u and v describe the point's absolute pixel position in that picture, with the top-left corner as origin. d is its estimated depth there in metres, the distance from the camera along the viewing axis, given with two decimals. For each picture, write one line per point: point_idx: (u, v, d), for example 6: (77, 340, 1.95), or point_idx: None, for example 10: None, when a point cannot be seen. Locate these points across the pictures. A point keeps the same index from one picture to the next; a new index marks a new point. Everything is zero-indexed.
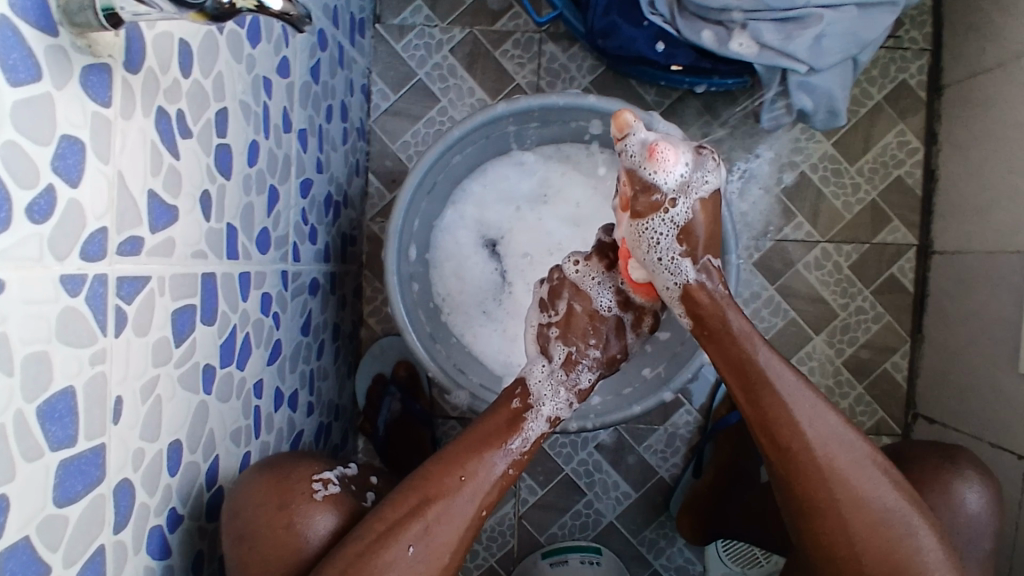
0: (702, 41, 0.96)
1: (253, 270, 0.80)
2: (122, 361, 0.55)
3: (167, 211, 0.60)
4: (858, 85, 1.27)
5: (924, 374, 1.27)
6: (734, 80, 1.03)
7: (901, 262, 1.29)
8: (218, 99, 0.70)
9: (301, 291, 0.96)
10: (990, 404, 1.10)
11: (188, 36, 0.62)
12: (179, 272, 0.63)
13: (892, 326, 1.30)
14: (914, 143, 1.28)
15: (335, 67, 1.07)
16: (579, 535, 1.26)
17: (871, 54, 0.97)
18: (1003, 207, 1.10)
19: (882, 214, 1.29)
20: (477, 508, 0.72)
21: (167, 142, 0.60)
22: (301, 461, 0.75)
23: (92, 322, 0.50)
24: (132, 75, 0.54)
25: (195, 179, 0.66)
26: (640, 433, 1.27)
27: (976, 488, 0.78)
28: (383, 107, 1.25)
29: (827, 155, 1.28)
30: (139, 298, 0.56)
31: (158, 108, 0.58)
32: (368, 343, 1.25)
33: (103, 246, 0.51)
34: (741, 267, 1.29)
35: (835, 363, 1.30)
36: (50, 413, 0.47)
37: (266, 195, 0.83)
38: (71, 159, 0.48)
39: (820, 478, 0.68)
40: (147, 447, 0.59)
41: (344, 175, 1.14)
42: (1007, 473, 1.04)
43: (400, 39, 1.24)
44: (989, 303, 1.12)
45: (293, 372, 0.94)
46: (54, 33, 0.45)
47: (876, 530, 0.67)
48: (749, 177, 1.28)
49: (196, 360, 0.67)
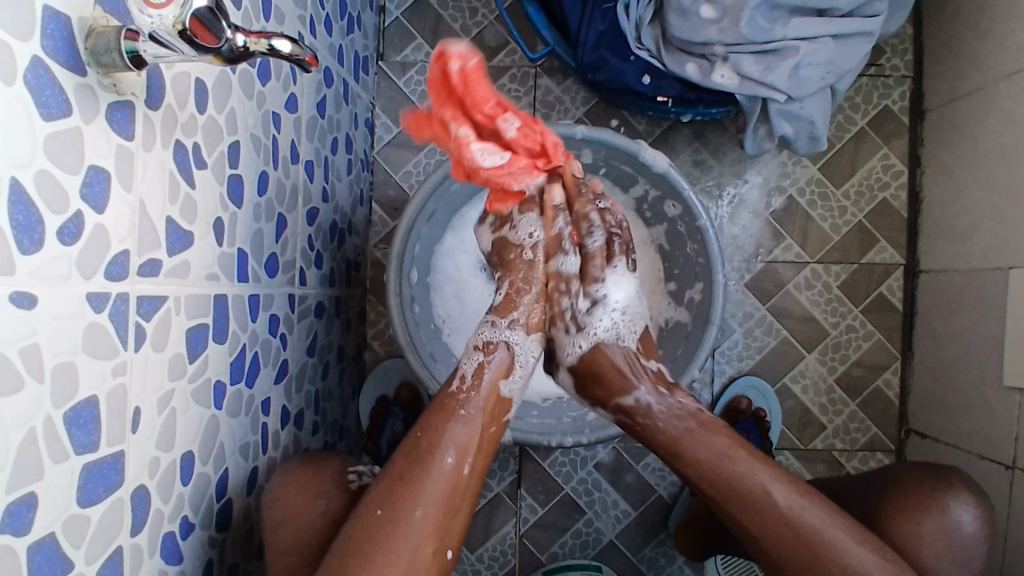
0: (686, 72, 1.01)
1: (262, 292, 0.85)
2: (141, 374, 0.59)
3: (183, 235, 0.65)
4: (842, 112, 1.33)
5: (915, 390, 1.30)
6: (719, 109, 1.09)
7: (889, 281, 1.32)
8: (230, 132, 0.75)
9: (308, 313, 1.00)
10: (979, 419, 1.12)
11: (203, 75, 0.68)
12: (193, 291, 0.67)
13: (883, 344, 1.32)
14: (897, 166, 1.32)
15: (340, 102, 1.13)
16: (580, 554, 1.28)
17: (848, 83, 1.03)
18: (984, 227, 1.14)
19: (869, 235, 1.33)
20: (447, 457, 0.74)
21: (184, 172, 0.65)
22: (332, 459, 0.82)
23: (113, 337, 0.55)
24: (152, 111, 0.59)
25: (209, 206, 0.71)
26: (639, 452, 1.29)
27: (970, 510, 0.78)
28: (387, 139, 1.31)
29: (813, 179, 1.33)
30: (156, 316, 0.61)
31: (175, 140, 0.63)
32: (372, 366, 1.29)
33: (125, 267, 0.56)
34: (734, 288, 1.33)
35: (828, 381, 1.32)
36: (74, 420, 0.51)
37: (275, 221, 0.88)
38: (98, 187, 0.53)
39: (790, 540, 0.72)
40: (162, 456, 0.63)
41: (349, 204, 1.19)
42: (997, 487, 1.06)
43: (402, 74, 1.30)
44: (975, 320, 1.15)
45: (299, 392, 0.98)
46: (84, 74, 0.50)
47: (788, 521, 0.73)
48: (739, 202, 1.33)
49: (208, 376, 0.71)
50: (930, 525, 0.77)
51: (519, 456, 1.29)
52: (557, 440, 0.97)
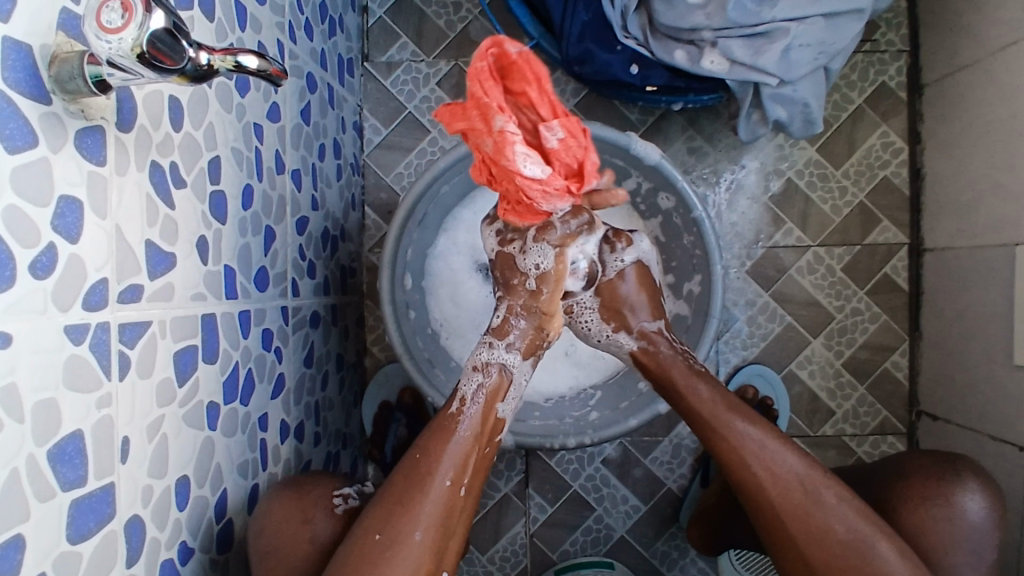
0: (675, 60, 0.99)
1: (253, 307, 0.84)
2: (128, 403, 0.58)
3: (166, 257, 0.64)
4: (837, 91, 1.30)
5: (924, 371, 1.27)
6: (710, 96, 1.07)
7: (893, 261, 1.30)
8: (209, 147, 0.73)
9: (303, 324, 0.99)
10: (990, 399, 1.10)
11: (177, 93, 0.66)
12: (179, 314, 0.66)
13: (890, 326, 1.30)
14: (897, 143, 1.30)
15: (326, 107, 1.12)
16: (591, 551, 1.27)
17: (841, 63, 1.00)
18: (987, 203, 1.11)
19: (872, 215, 1.30)
20: (443, 478, 0.73)
21: (162, 193, 0.64)
22: (321, 479, 0.81)
23: (97, 369, 0.54)
24: (125, 133, 0.58)
25: (190, 225, 0.69)
26: (648, 446, 1.28)
27: (977, 496, 0.77)
28: (376, 141, 1.29)
29: (812, 160, 1.30)
30: (141, 343, 0.60)
31: (151, 163, 0.62)
32: (373, 371, 1.28)
33: (104, 295, 0.55)
34: (735, 276, 1.31)
35: (835, 365, 1.31)
36: (60, 456, 0.50)
37: (262, 235, 0.87)
38: (71, 217, 0.51)
39: (778, 494, 0.76)
40: (155, 483, 0.62)
41: (341, 210, 1.18)
42: (1010, 468, 1.04)
43: (388, 75, 1.28)
44: (981, 297, 1.13)
45: (298, 404, 0.97)
46: (49, 102, 0.49)
47: (795, 498, 0.76)
48: (737, 187, 1.30)
49: (200, 397, 0.70)
50: (935, 515, 0.76)
51: (526, 456, 1.28)
52: (559, 442, 0.96)
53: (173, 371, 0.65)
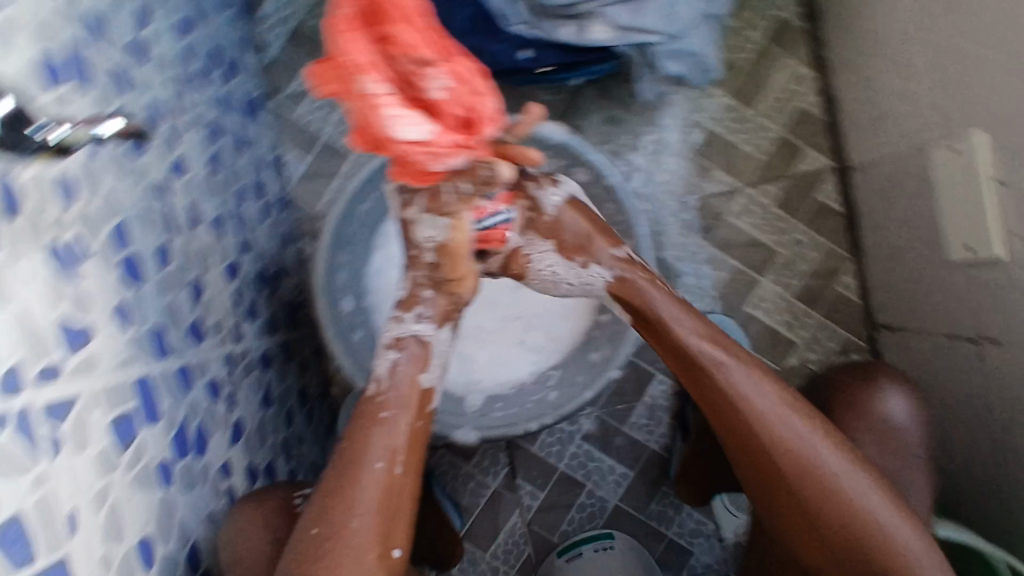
0: (562, 38, 1.00)
1: (193, 361, 0.85)
2: (68, 479, 0.59)
3: (80, 334, 0.65)
4: (736, 34, 1.33)
5: (874, 285, 1.30)
6: (604, 66, 1.09)
7: (823, 186, 1.33)
8: (112, 217, 0.74)
9: (253, 368, 1.00)
10: (937, 300, 1.13)
11: (64, 166, 0.67)
12: (108, 386, 0.67)
13: (831, 249, 1.33)
14: (803, 74, 1.34)
15: (238, 149, 1.12)
16: (590, 527, 1.29)
17: (726, 6, 1.03)
18: (901, 111, 1.14)
19: (795, 147, 1.33)
20: (376, 461, 0.76)
21: (66, 269, 0.64)
22: (280, 487, 0.91)
23: (27, 452, 0.55)
24: (13, 217, 0.58)
25: (105, 294, 0.70)
26: (620, 414, 1.31)
27: (899, 401, 0.92)
28: (300, 174, 1.30)
29: (726, 106, 1.33)
30: (69, 419, 0.61)
31: (48, 245, 0.63)
32: (342, 398, 1.29)
33: (21, 381, 0.56)
34: (674, 233, 1.33)
35: (787, 298, 1.33)
36: (3, 541, 0.51)
37: (189, 289, 0.88)
38: None
39: (788, 458, 0.77)
40: (113, 551, 0.63)
41: (275, 248, 1.18)
42: (966, 361, 1.07)
43: (299, 105, 1.30)
44: (907, 203, 1.16)
45: (264, 446, 0.98)
46: None
47: (804, 464, 0.77)
48: (660, 147, 1.32)
49: (149, 459, 0.71)
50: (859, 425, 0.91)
51: (508, 448, 1.30)
52: (520, 430, 0.97)
53: (112, 442, 0.66)
